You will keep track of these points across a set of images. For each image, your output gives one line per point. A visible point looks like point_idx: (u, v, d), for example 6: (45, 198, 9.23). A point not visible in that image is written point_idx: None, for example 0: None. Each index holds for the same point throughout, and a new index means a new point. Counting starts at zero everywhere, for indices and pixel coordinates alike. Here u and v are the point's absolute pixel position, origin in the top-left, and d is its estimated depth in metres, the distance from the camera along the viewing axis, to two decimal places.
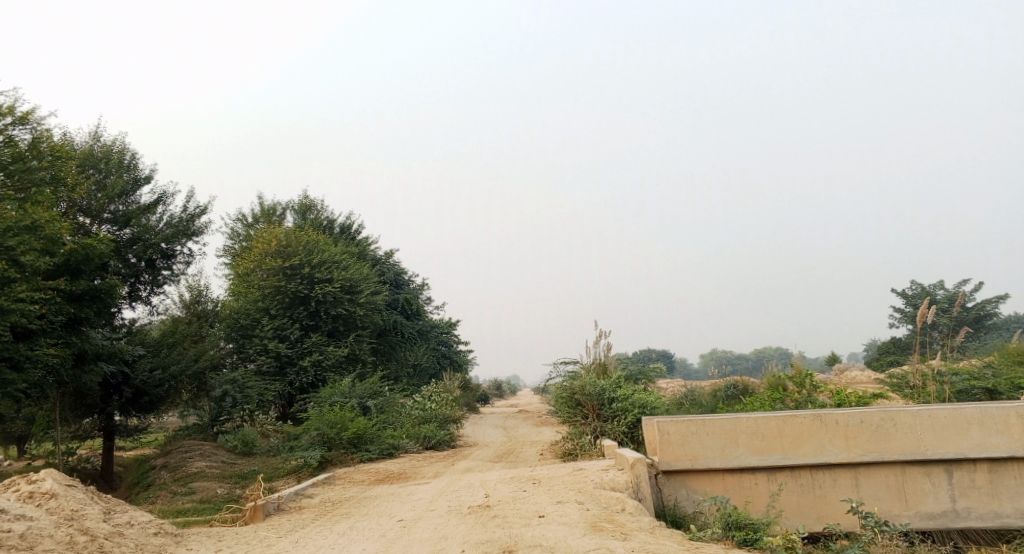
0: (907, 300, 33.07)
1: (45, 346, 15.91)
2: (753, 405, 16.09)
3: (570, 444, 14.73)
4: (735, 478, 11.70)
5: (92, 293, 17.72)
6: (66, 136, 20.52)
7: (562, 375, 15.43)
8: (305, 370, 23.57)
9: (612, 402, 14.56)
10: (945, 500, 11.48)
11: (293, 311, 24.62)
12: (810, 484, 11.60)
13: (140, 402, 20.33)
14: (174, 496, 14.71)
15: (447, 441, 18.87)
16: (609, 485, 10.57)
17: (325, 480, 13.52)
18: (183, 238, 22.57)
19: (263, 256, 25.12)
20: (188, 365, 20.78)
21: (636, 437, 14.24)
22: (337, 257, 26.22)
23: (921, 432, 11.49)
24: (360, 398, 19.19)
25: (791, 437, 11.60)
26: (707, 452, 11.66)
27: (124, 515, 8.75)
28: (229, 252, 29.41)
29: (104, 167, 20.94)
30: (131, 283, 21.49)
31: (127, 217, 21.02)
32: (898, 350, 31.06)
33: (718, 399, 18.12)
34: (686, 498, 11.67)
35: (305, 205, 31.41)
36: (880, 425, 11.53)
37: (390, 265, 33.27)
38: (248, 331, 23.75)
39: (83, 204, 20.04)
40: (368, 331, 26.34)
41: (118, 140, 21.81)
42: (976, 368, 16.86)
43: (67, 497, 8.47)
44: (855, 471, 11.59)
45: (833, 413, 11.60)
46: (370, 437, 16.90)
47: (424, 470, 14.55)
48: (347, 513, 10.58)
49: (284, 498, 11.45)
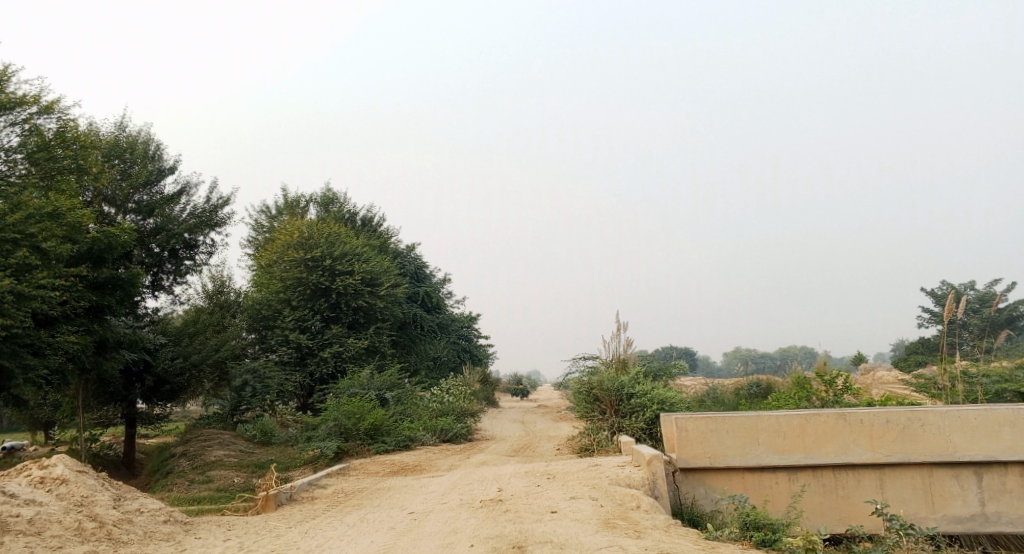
0: (936, 301, 32.44)
1: (66, 333, 15.97)
2: (775, 403, 15.79)
3: (587, 440, 14.57)
4: (755, 477, 11.44)
5: (114, 282, 17.78)
6: (92, 126, 20.67)
7: (581, 370, 15.24)
8: (325, 361, 23.61)
9: (630, 398, 14.35)
10: (974, 504, 11.13)
11: (314, 303, 24.62)
12: (833, 484, 11.31)
13: (162, 391, 20.60)
14: (191, 484, 14.77)
15: (465, 434, 18.78)
16: (624, 481, 10.35)
17: (340, 470, 13.47)
18: (207, 228, 22.65)
19: (286, 247, 25.17)
20: (209, 354, 20.80)
21: (655, 434, 14.01)
22: (359, 249, 26.16)
23: (949, 433, 11.14)
24: (379, 390, 19.12)
25: (813, 436, 11.31)
26: (727, 451, 11.40)
27: (134, 502, 8.71)
28: (253, 244, 29.56)
29: (129, 157, 21.02)
30: (154, 273, 21.62)
31: (150, 207, 21.08)
32: (926, 350, 30.45)
33: (740, 397, 17.83)
34: (704, 496, 11.43)
35: (328, 198, 31.48)
36: (907, 425, 11.20)
37: (411, 258, 33.22)
38: (270, 322, 23.98)
39: (107, 194, 20.25)
40: (388, 324, 26.23)
41: (143, 131, 21.92)
42: (1007, 369, 16.39)
43: (77, 483, 8.45)
44: (880, 472, 11.28)
45: (858, 413, 11.28)
46: (387, 429, 16.81)
47: (439, 463, 14.45)
48: (359, 505, 10.49)
49: (297, 488, 11.37)
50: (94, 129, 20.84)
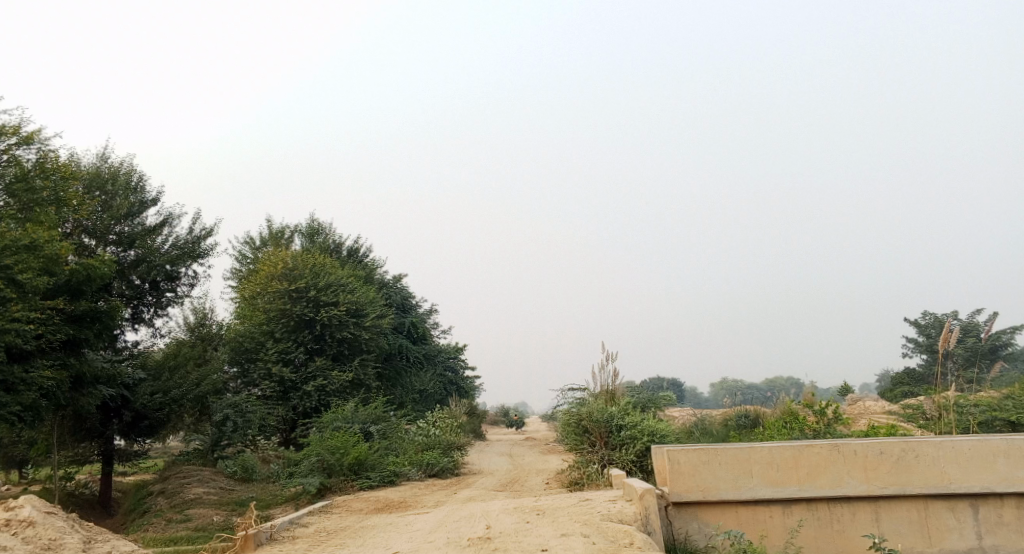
0: (919, 330, 32.57)
1: (41, 368, 15.56)
2: (767, 434, 15.58)
3: (577, 473, 14.27)
4: (749, 511, 11.17)
5: (93, 315, 17.37)
6: (73, 157, 20.42)
7: (570, 401, 14.98)
8: (308, 395, 23.15)
9: (620, 429, 14.10)
10: (970, 537, 10.91)
11: (298, 335, 24.20)
12: (829, 518, 11.06)
13: (140, 426, 20.10)
14: (168, 523, 14.30)
15: (451, 468, 18.39)
16: (616, 516, 10.06)
17: (323, 508, 13.08)
18: (189, 260, 22.34)
19: (269, 279, 24.85)
20: (190, 389, 20.39)
21: (646, 467, 13.76)
22: (343, 280, 25.86)
23: (944, 464, 10.95)
24: (363, 424, 18.75)
25: (807, 468, 11.09)
26: (719, 484, 11.15)
27: (105, 544, 8.31)
28: (236, 275, 29.23)
29: (111, 188, 20.75)
30: (135, 306, 21.22)
31: (132, 238, 20.76)
32: (912, 380, 30.40)
33: (729, 428, 17.62)
34: (697, 531, 11.13)
35: (313, 229, 31.28)
36: (901, 457, 11.01)
37: (398, 289, 32.96)
38: (253, 355, 23.58)
39: (88, 225, 19.92)
40: (373, 355, 25.80)
41: (125, 162, 21.68)
42: (996, 398, 16.26)
43: (45, 525, 8.06)
44: (875, 504, 11.06)
45: (852, 444, 11.08)
46: (371, 464, 16.41)
47: (425, 499, 14.08)
48: (342, 544, 10.13)
49: (277, 527, 10.97)
50: (75, 160, 20.58)
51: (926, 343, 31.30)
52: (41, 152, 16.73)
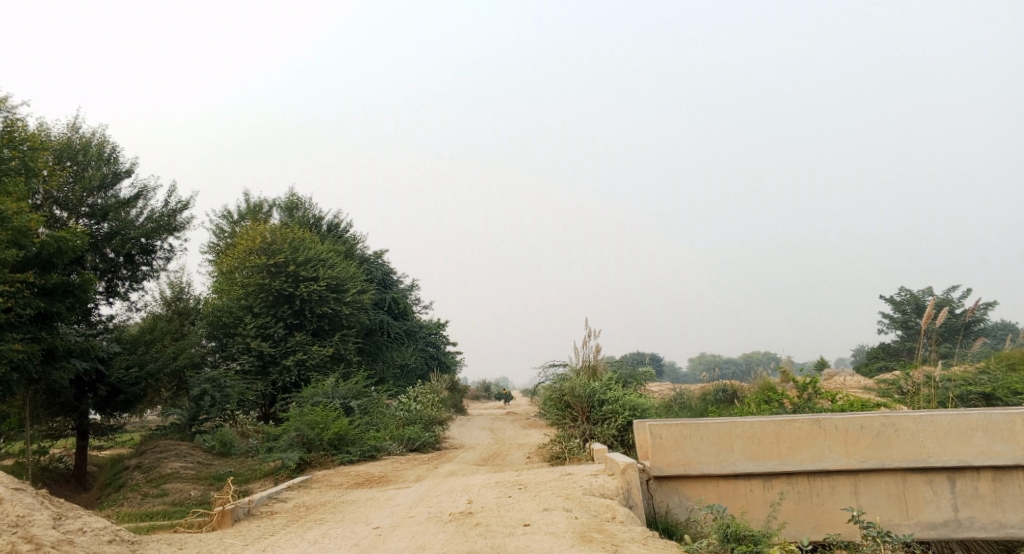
0: (895, 307, 32.88)
1: (10, 342, 15.20)
2: (747, 409, 15.61)
3: (558, 448, 14.22)
4: (730, 485, 11.19)
5: (64, 288, 16.95)
6: (42, 126, 19.83)
7: (551, 377, 14.90)
8: (288, 370, 22.90)
9: (602, 404, 14.05)
10: (947, 510, 11.00)
11: (277, 309, 23.90)
12: (809, 491, 11.11)
13: (116, 401, 19.82)
14: (145, 498, 14.10)
15: (432, 443, 18.31)
16: (598, 491, 10.02)
17: (302, 483, 12.93)
18: (165, 233, 21.91)
19: (247, 253, 24.43)
20: (166, 363, 20.24)
21: (627, 441, 13.73)
22: (323, 254, 25.51)
23: (924, 438, 11.00)
24: (344, 399, 18.58)
25: (789, 443, 11.10)
26: (701, 458, 11.14)
27: (76, 521, 8.09)
28: (213, 249, 28.79)
29: (82, 159, 20.24)
30: (109, 279, 20.78)
31: (105, 211, 20.29)
32: (887, 356, 30.71)
33: (708, 403, 17.66)
34: (678, 504, 11.14)
35: (292, 202, 30.82)
36: (881, 431, 11.05)
37: (379, 265, 32.66)
38: (231, 330, 23.23)
39: (59, 197, 19.42)
40: (354, 330, 25.56)
41: (97, 132, 21.12)
42: (971, 372, 16.37)
43: (13, 502, 7.83)
44: (855, 478, 11.11)
45: (833, 418, 11.10)
46: (352, 439, 16.27)
47: (406, 473, 13.99)
48: (320, 519, 10.00)
49: (255, 502, 10.82)
50: (45, 130, 19.99)
51: (901, 320, 31.57)
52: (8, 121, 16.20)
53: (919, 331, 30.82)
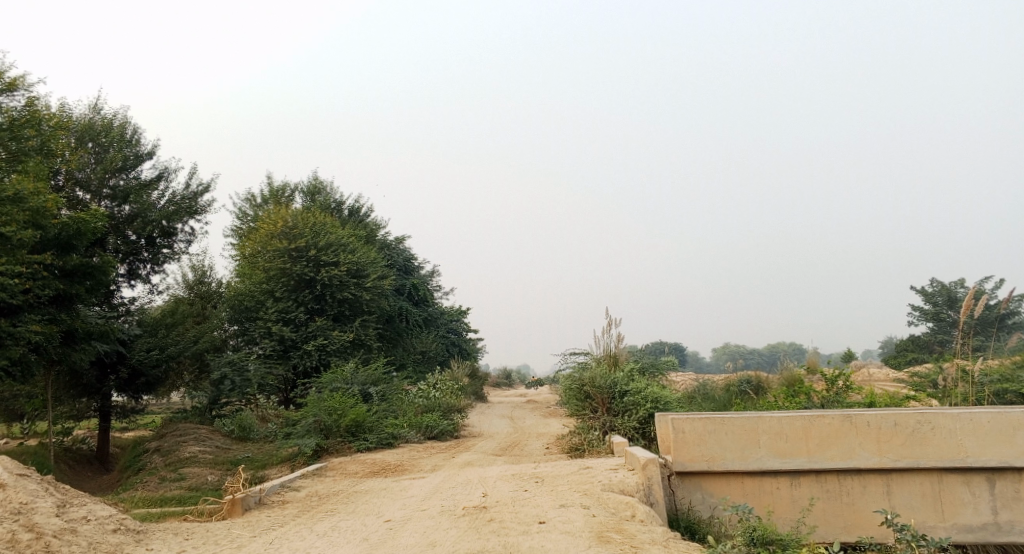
0: (926, 298, 32.01)
1: (29, 323, 15.14)
2: (773, 403, 15.12)
3: (578, 439, 13.88)
4: (755, 482, 10.77)
5: (85, 270, 16.84)
6: (63, 107, 19.74)
7: (572, 365, 14.55)
8: (309, 354, 22.70)
9: (623, 395, 13.69)
10: (985, 512, 10.50)
11: (298, 294, 23.68)
12: (838, 490, 10.67)
13: (137, 383, 19.80)
14: (162, 482, 14.01)
15: (451, 431, 18.08)
16: (617, 486, 9.66)
17: (316, 471, 12.73)
18: (186, 216, 21.83)
19: (269, 237, 24.21)
20: (188, 346, 20.30)
21: (648, 434, 13.37)
22: (344, 239, 25.23)
23: (962, 437, 10.49)
24: (363, 385, 18.36)
25: (818, 439, 10.65)
26: (725, 454, 10.73)
27: (80, 509, 7.90)
28: (236, 233, 28.73)
29: (105, 140, 20.11)
30: (130, 262, 20.73)
31: (126, 193, 20.13)
32: (917, 349, 29.94)
33: (732, 394, 17.20)
34: (701, 501, 10.77)
35: (314, 187, 30.66)
36: (915, 429, 10.56)
37: (400, 251, 32.42)
38: (252, 314, 23.18)
39: (80, 178, 19.40)
40: (374, 316, 25.33)
41: (119, 114, 21.00)
42: (1008, 368, 15.73)
43: (16, 488, 7.66)
44: (887, 477, 10.64)
45: (865, 414, 10.63)
46: (369, 426, 16.05)
47: (422, 462, 13.73)
48: (332, 511, 9.76)
49: (267, 491, 10.61)
50: (66, 111, 19.92)
51: (931, 311, 30.70)
52: (27, 99, 16.03)
53: (951, 323, 29.96)
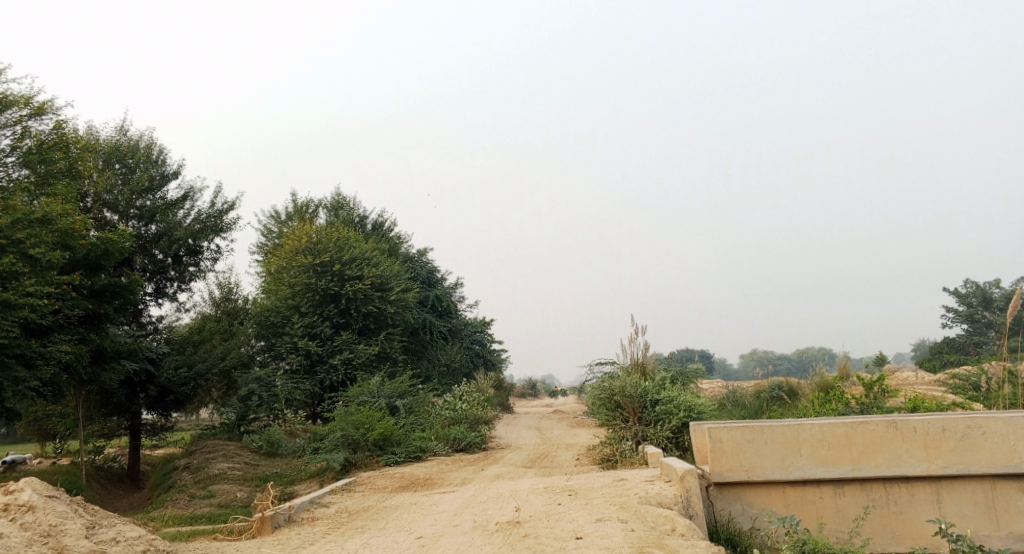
0: (959, 299, 31.44)
1: (59, 343, 15.20)
2: (809, 409, 14.71)
3: (609, 450, 13.61)
4: (797, 492, 10.43)
5: (113, 290, 16.88)
6: (90, 129, 19.93)
7: (599, 375, 14.30)
8: (335, 368, 22.65)
9: (655, 404, 13.39)
10: None
11: (323, 309, 23.66)
12: (885, 500, 10.29)
13: (166, 401, 19.90)
14: (193, 500, 13.95)
15: (478, 443, 17.88)
16: (655, 499, 9.38)
17: (345, 487, 12.58)
18: (212, 234, 21.93)
19: (294, 253, 24.21)
20: (215, 363, 20.25)
21: (682, 443, 13.06)
22: (368, 253, 25.19)
23: (1015, 442, 10.08)
24: (390, 398, 18.20)
25: (862, 447, 10.29)
26: (766, 463, 10.39)
27: (109, 530, 7.78)
28: (260, 248, 28.84)
29: (131, 161, 20.23)
30: (157, 280, 20.84)
31: (152, 212, 20.24)
32: (953, 350, 28.80)
33: (763, 400, 16.80)
34: (741, 513, 10.43)
35: (337, 202, 30.71)
36: (966, 434, 10.15)
37: (423, 263, 32.37)
38: (279, 329, 23.12)
39: (108, 199, 19.55)
40: (399, 329, 25.23)
41: (145, 135, 21.17)
42: None
43: (46, 510, 7.58)
44: (936, 485, 10.25)
45: (911, 420, 10.24)
46: (397, 439, 15.89)
47: (452, 476, 13.52)
48: (362, 528, 9.57)
49: (297, 508, 10.46)
50: (94, 133, 20.11)
51: (965, 313, 30.06)
52: (55, 122, 16.14)
53: (986, 324, 29.38)
